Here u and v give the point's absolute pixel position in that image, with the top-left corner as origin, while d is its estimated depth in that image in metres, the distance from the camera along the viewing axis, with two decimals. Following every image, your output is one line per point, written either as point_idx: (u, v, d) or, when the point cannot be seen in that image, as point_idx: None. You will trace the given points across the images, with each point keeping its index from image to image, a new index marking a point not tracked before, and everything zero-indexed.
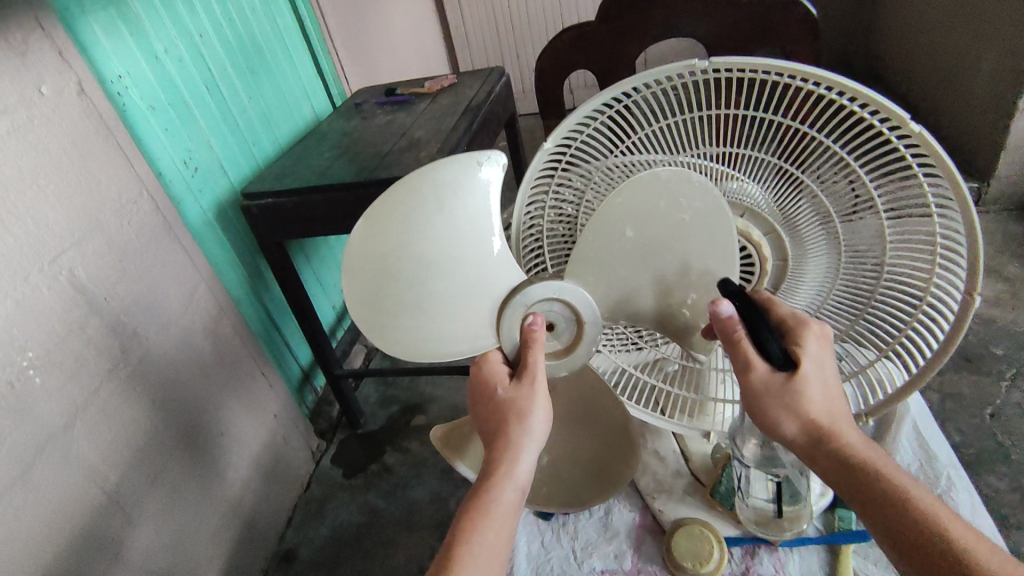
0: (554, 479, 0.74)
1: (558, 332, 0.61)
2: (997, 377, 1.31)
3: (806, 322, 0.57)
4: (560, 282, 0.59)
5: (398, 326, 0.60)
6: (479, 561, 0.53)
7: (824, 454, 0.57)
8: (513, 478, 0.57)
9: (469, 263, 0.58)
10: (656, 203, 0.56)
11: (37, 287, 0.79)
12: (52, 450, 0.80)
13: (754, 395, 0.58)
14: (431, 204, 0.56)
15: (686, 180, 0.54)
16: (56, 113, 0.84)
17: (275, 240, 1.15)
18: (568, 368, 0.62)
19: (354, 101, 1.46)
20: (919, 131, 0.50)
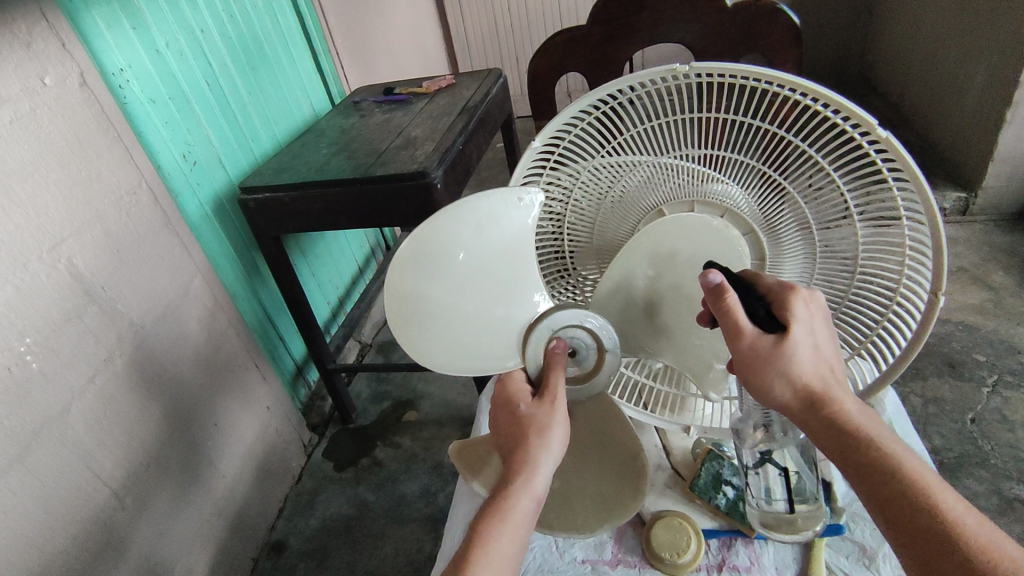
0: (563, 504, 0.73)
1: (580, 358, 0.62)
2: (978, 384, 1.34)
3: (792, 288, 0.55)
4: (585, 311, 0.60)
5: (429, 346, 0.58)
6: (494, 565, 0.53)
7: (814, 419, 0.54)
8: (530, 488, 0.57)
9: (502, 286, 0.59)
10: (677, 243, 0.59)
11: (36, 274, 0.80)
12: (47, 435, 0.81)
13: (745, 361, 0.55)
14: (478, 228, 0.56)
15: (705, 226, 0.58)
16: (58, 104, 0.85)
17: (272, 234, 1.16)
18: (587, 393, 0.64)
19: (352, 99, 1.47)
20: (886, 135, 0.51)
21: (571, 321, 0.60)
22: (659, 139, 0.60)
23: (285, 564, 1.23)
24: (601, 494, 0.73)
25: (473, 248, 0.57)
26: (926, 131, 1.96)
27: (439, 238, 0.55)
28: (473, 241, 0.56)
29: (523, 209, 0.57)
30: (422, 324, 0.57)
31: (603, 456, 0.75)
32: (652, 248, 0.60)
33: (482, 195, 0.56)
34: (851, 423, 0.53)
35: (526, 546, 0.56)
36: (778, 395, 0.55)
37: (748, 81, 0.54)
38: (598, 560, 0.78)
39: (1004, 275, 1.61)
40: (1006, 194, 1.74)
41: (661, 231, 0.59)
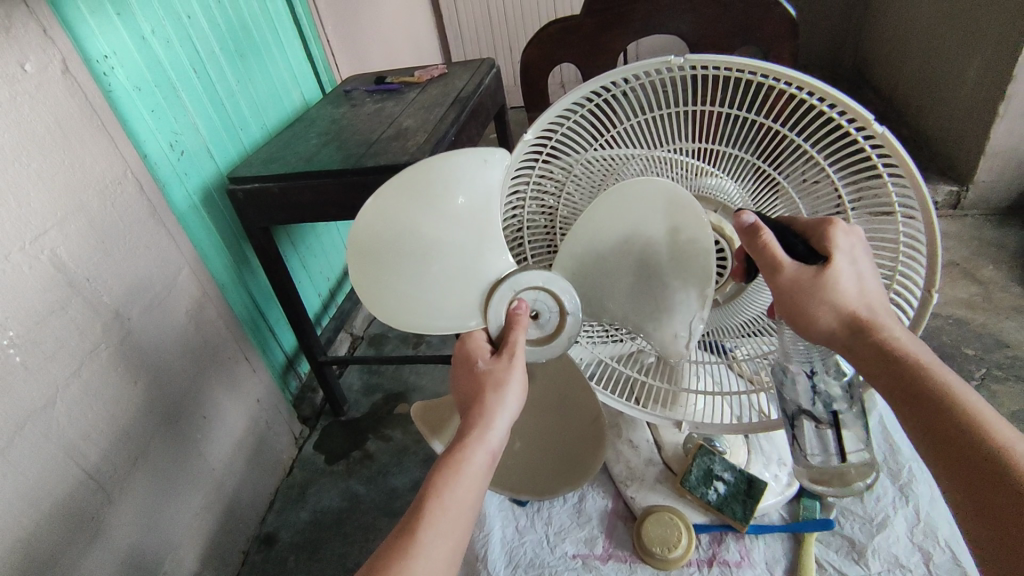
0: (524, 467, 0.76)
1: (542, 322, 0.61)
2: (967, 377, 1.35)
3: (830, 220, 0.54)
4: (548, 273, 0.59)
5: (392, 303, 0.62)
6: (449, 517, 0.54)
7: (860, 345, 0.55)
8: (486, 443, 0.58)
9: (465, 246, 0.59)
10: (634, 207, 0.57)
11: (18, 265, 0.79)
12: (31, 429, 0.80)
13: (789, 295, 0.55)
14: (441, 187, 0.58)
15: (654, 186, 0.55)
16: (40, 92, 0.83)
17: (261, 226, 1.15)
18: (549, 355, 0.61)
19: (343, 88, 1.45)
20: (883, 132, 0.50)
21: (532, 284, 0.59)
22: (653, 133, 0.59)
23: (275, 557, 1.23)
24: (558, 459, 0.75)
25: (434, 205, 0.58)
26: (919, 125, 1.96)
27: (403, 198, 0.58)
28: (436, 198, 0.58)
29: (490, 172, 0.59)
30: (384, 276, 0.60)
31: (562, 420, 0.75)
32: (608, 219, 0.58)
33: (449, 156, 0.58)
34: (899, 349, 0.54)
35: (482, 495, 0.58)
36: (823, 325, 0.56)
37: (743, 74, 0.53)
38: (590, 555, 0.79)
39: (994, 269, 1.62)
40: (997, 188, 1.74)
41: (615, 197, 0.56)
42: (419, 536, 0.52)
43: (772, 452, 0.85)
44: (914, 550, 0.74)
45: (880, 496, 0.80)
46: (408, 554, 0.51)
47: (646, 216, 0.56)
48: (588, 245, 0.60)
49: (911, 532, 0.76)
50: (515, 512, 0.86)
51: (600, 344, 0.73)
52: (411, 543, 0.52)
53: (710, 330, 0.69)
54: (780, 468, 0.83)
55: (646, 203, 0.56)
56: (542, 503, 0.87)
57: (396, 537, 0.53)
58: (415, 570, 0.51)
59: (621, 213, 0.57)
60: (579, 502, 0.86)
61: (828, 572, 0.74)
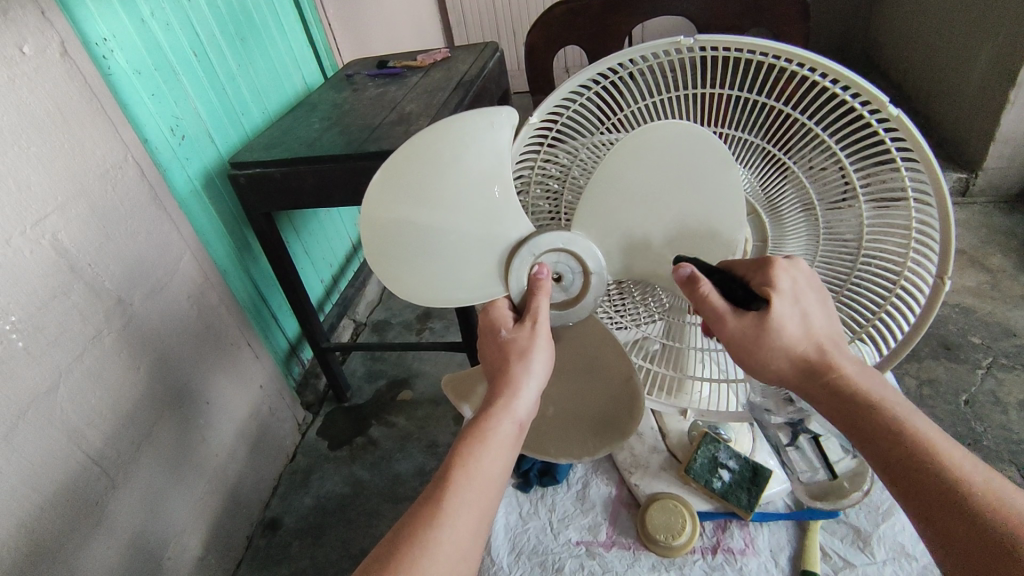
0: (562, 429, 0.74)
1: (566, 285, 0.61)
2: (973, 366, 1.34)
3: (769, 262, 0.54)
4: (568, 233, 0.59)
5: (410, 278, 0.61)
6: (476, 485, 0.53)
7: (815, 388, 0.54)
8: (512, 411, 0.58)
9: (482, 213, 0.58)
10: (666, 163, 0.54)
11: (19, 250, 0.78)
12: (35, 413, 0.80)
13: (738, 344, 0.54)
14: (447, 155, 0.55)
15: (685, 133, 0.52)
16: (37, 74, 0.82)
17: (263, 212, 1.14)
18: (574, 317, 0.62)
19: (345, 72, 1.44)
20: (897, 114, 0.50)
21: (555, 246, 0.59)
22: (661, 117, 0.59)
23: (280, 542, 1.23)
24: (591, 422, 0.72)
25: (443, 175, 0.56)
26: (928, 111, 1.94)
27: (408, 172, 0.56)
28: (444, 166, 0.56)
29: (498, 134, 0.56)
30: (399, 252, 0.60)
31: (595, 375, 0.70)
32: (629, 172, 0.55)
33: (450, 120, 0.54)
34: (850, 385, 0.53)
35: (511, 463, 0.57)
36: (777, 369, 0.55)
37: (753, 55, 0.52)
38: (593, 542, 0.80)
39: (1002, 258, 1.60)
40: (1006, 176, 1.73)
41: (640, 151, 0.54)
42: (446, 504, 0.51)
43: None
44: (921, 539, 0.74)
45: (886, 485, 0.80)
46: (433, 524, 0.50)
47: (676, 170, 0.55)
48: (610, 206, 0.57)
49: None
50: (518, 499, 0.86)
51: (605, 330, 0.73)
52: (437, 510, 0.51)
53: None
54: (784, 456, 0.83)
55: (677, 157, 0.54)
56: (546, 490, 0.87)
57: (420, 506, 0.52)
58: (442, 538, 0.50)
59: (641, 163, 0.55)
60: (582, 489, 0.87)
61: (833, 560, 0.74)
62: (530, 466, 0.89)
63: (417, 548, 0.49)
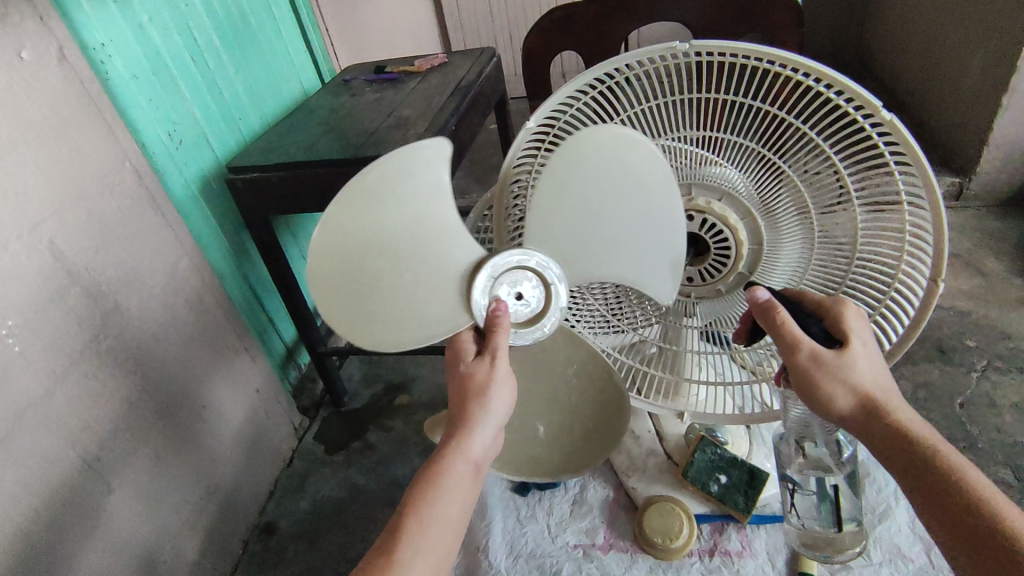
0: (551, 450, 0.73)
1: (527, 301, 0.59)
2: (967, 369, 1.35)
3: (844, 302, 0.57)
4: (522, 249, 0.58)
5: (378, 320, 0.60)
6: (432, 532, 0.55)
7: (875, 426, 0.56)
8: (463, 453, 0.57)
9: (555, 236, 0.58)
10: (596, 163, 0.54)
11: (16, 253, 0.78)
12: (32, 416, 0.80)
13: (808, 375, 0.56)
14: (367, 195, 0.55)
15: (614, 134, 0.52)
16: (36, 79, 0.82)
17: (261, 216, 1.14)
18: (542, 332, 0.60)
19: (343, 77, 1.44)
20: (891, 119, 0.50)
21: (519, 260, 0.58)
22: (656, 122, 0.58)
23: (275, 546, 1.23)
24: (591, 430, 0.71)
25: (605, 188, 0.56)
26: (922, 118, 1.95)
27: (358, 210, 0.56)
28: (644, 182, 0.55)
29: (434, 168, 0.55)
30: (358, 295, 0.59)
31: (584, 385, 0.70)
32: (567, 182, 0.55)
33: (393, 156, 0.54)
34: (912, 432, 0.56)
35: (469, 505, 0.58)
36: (840, 405, 0.57)
37: (748, 60, 0.53)
38: (591, 546, 0.80)
39: (996, 261, 1.62)
40: (999, 180, 1.74)
41: (571, 159, 0.54)
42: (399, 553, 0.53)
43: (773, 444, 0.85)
44: (917, 540, 0.75)
45: (881, 486, 0.80)
46: (395, 550, 0.53)
47: (608, 175, 0.55)
48: (555, 215, 0.57)
49: (913, 522, 0.77)
50: (515, 502, 0.86)
51: (600, 333, 0.72)
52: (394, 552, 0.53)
53: (710, 322, 0.67)
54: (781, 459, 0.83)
55: (611, 160, 0.54)
56: (543, 493, 0.87)
57: (376, 554, 0.54)
58: None
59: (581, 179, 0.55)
60: (579, 492, 0.87)
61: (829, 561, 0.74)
62: None
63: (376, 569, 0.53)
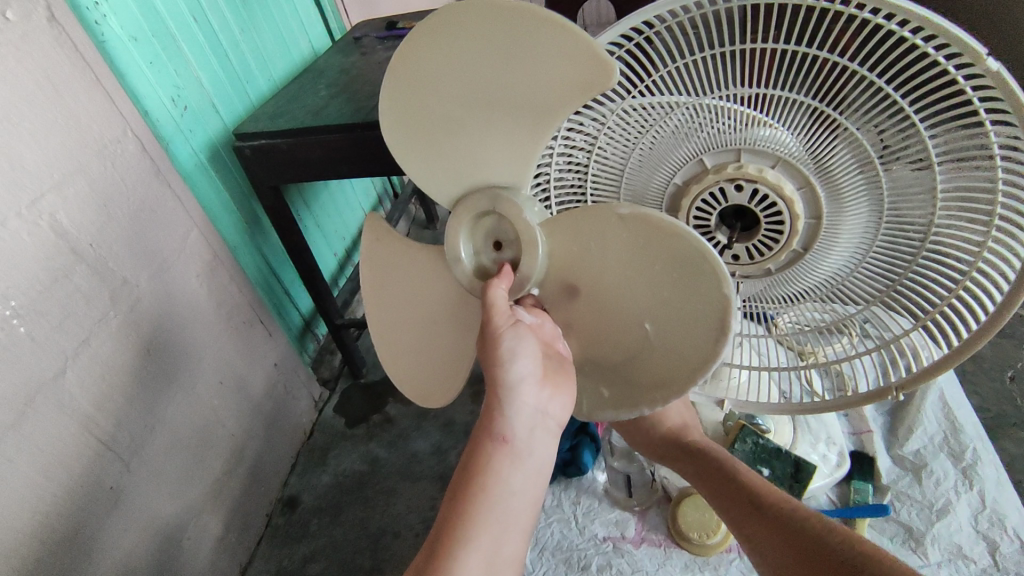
0: (663, 368, 0.53)
1: (501, 237, 0.58)
2: (1021, 341, 1.26)
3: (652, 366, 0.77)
4: (475, 196, 0.58)
5: (432, 374, 0.69)
6: (472, 530, 0.51)
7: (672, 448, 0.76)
8: (491, 429, 0.52)
9: (471, 122, 0.55)
10: (439, 66, 0.53)
11: (16, 232, 0.74)
12: (42, 400, 0.77)
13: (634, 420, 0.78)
14: (391, 267, 0.68)
15: (419, 35, 0.52)
16: (25, 43, 0.76)
17: (271, 185, 1.09)
18: (529, 239, 0.55)
19: (354, 35, 1.36)
20: (997, 69, 0.43)
21: (480, 211, 0.58)
22: (698, 78, 0.51)
23: (298, 520, 1.23)
24: (688, 331, 0.51)
25: (490, 72, 0.51)
26: None
27: (380, 304, 0.71)
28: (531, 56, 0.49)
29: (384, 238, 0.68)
30: (416, 365, 0.70)
31: (665, 274, 0.50)
32: (439, 99, 0.54)
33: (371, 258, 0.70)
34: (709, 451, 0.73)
35: (512, 489, 0.52)
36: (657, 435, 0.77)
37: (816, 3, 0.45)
38: (620, 539, 0.77)
39: None
40: None
41: (420, 88, 0.54)
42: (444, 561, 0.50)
43: (819, 431, 0.83)
44: (979, 539, 0.76)
45: (941, 479, 0.82)
46: (451, 541, 0.50)
47: (456, 63, 0.52)
48: (459, 123, 0.55)
49: (975, 520, 0.78)
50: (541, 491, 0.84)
51: None
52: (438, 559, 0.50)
53: (749, 300, 0.61)
54: (831, 449, 0.82)
55: (442, 56, 0.52)
56: (569, 481, 0.85)
57: (427, 560, 0.51)
58: None
59: (445, 81, 0.53)
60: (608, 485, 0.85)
61: None
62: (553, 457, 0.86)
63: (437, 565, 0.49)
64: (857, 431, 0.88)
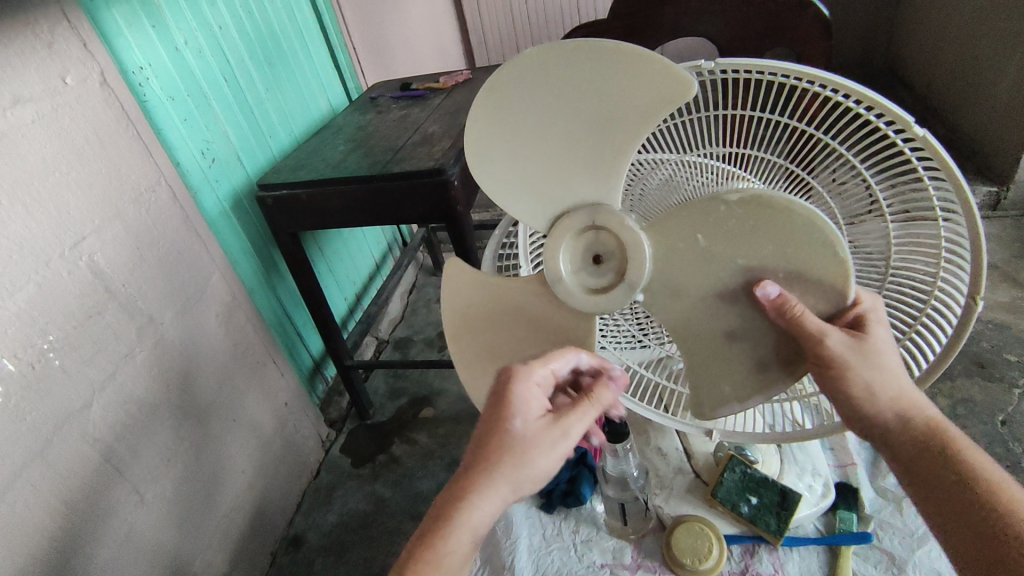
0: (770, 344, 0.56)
1: (601, 250, 0.58)
2: (1010, 385, 1.30)
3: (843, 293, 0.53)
4: (573, 211, 0.59)
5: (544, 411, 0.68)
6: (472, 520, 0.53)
7: (900, 441, 0.57)
8: (497, 430, 0.56)
9: (557, 161, 0.57)
10: (517, 116, 0.56)
11: (58, 271, 0.81)
12: (70, 429, 0.82)
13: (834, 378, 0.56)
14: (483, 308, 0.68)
15: (494, 89, 0.55)
16: (79, 103, 0.85)
17: (289, 231, 1.16)
18: (639, 244, 0.56)
19: (370, 96, 1.46)
20: (924, 133, 0.49)
21: (580, 228, 0.58)
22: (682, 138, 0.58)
23: (303, 559, 1.24)
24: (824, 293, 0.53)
25: (545, 105, 0.54)
26: (955, 126, 1.90)
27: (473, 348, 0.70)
28: (554, 59, 0.52)
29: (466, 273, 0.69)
30: None
31: (774, 241, 0.51)
32: (519, 142, 0.57)
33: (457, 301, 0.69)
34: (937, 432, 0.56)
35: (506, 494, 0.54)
36: (874, 414, 0.57)
37: (775, 77, 0.53)
38: (617, 565, 0.79)
39: None
40: None
41: (498, 135, 0.58)
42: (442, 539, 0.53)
43: (806, 463, 0.84)
44: None
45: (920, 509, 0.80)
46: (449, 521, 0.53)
47: (535, 109, 0.55)
48: (540, 159, 0.58)
49: None
50: (542, 519, 0.86)
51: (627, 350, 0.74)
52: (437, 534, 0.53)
53: None
54: (818, 479, 0.82)
55: (519, 105, 0.55)
56: (569, 510, 0.87)
57: (431, 523, 0.54)
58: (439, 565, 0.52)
59: (525, 125, 0.56)
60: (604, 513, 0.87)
61: None
62: (553, 486, 0.89)
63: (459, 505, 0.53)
64: (841, 464, 0.88)
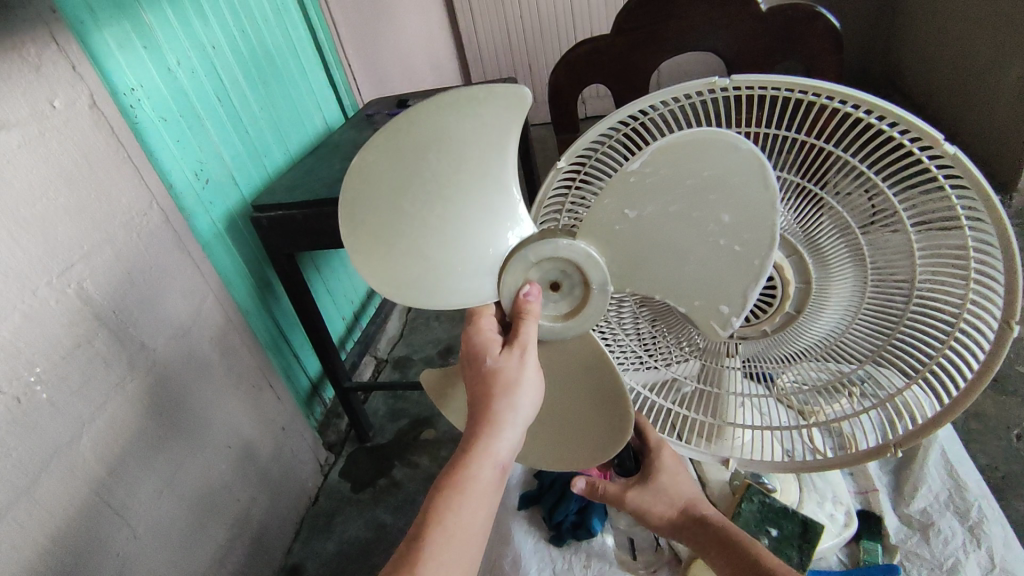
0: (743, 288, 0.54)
1: (548, 278, 0.58)
2: None
3: None
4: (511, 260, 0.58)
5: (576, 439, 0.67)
6: (454, 545, 0.53)
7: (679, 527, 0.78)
8: (486, 448, 0.56)
9: (445, 219, 0.59)
10: (390, 228, 0.59)
11: (45, 299, 0.78)
12: (58, 464, 0.79)
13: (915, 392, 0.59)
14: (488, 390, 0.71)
15: (357, 237, 0.60)
16: (68, 126, 0.83)
17: (286, 252, 1.14)
18: (581, 250, 0.56)
19: (366, 113, 1.45)
20: (954, 151, 0.48)
21: (524, 273, 0.58)
22: None
23: None
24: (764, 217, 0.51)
25: (395, 197, 0.58)
26: (957, 134, 1.89)
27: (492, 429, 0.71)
28: (380, 161, 0.57)
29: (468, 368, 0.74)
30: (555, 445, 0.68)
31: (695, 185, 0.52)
32: (405, 242, 0.59)
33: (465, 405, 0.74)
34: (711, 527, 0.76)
35: (493, 508, 0.56)
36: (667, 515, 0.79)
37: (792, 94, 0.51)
38: None
39: None
40: None
41: (390, 257, 0.60)
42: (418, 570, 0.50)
43: (826, 490, 0.84)
44: None
45: (948, 538, 0.80)
46: (435, 530, 0.52)
47: (391, 211, 0.58)
48: (428, 234, 0.59)
49: None
50: (552, 554, 0.84)
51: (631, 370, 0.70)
52: (417, 556, 0.51)
53: (749, 358, 0.65)
54: (837, 508, 0.82)
55: (381, 223, 0.59)
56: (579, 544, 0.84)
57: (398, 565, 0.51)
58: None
59: (401, 226, 0.59)
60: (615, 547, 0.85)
61: None
62: (562, 518, 0.86)
63: (453, 489, 0.54)
64: (863, 490, 0.87)
